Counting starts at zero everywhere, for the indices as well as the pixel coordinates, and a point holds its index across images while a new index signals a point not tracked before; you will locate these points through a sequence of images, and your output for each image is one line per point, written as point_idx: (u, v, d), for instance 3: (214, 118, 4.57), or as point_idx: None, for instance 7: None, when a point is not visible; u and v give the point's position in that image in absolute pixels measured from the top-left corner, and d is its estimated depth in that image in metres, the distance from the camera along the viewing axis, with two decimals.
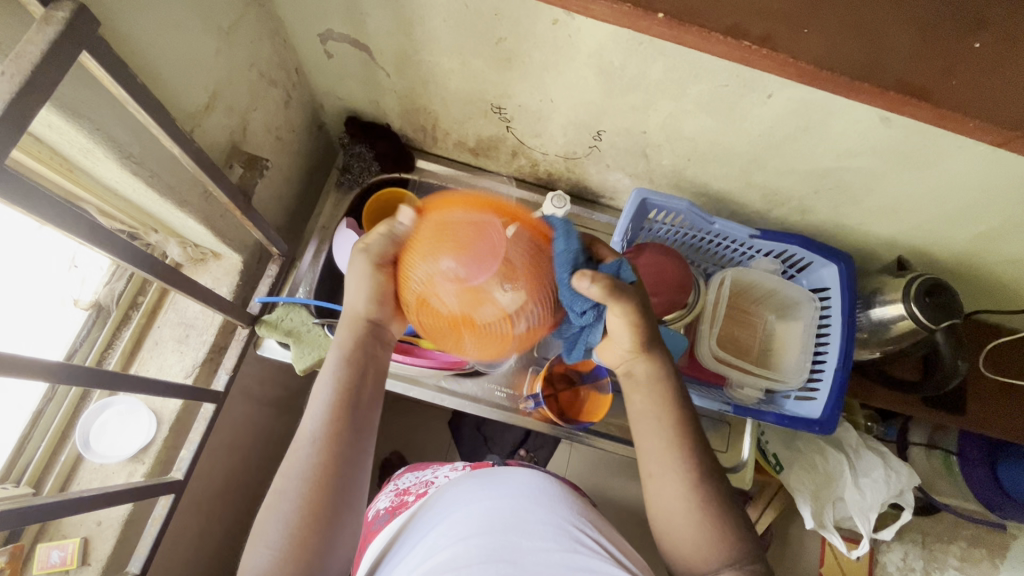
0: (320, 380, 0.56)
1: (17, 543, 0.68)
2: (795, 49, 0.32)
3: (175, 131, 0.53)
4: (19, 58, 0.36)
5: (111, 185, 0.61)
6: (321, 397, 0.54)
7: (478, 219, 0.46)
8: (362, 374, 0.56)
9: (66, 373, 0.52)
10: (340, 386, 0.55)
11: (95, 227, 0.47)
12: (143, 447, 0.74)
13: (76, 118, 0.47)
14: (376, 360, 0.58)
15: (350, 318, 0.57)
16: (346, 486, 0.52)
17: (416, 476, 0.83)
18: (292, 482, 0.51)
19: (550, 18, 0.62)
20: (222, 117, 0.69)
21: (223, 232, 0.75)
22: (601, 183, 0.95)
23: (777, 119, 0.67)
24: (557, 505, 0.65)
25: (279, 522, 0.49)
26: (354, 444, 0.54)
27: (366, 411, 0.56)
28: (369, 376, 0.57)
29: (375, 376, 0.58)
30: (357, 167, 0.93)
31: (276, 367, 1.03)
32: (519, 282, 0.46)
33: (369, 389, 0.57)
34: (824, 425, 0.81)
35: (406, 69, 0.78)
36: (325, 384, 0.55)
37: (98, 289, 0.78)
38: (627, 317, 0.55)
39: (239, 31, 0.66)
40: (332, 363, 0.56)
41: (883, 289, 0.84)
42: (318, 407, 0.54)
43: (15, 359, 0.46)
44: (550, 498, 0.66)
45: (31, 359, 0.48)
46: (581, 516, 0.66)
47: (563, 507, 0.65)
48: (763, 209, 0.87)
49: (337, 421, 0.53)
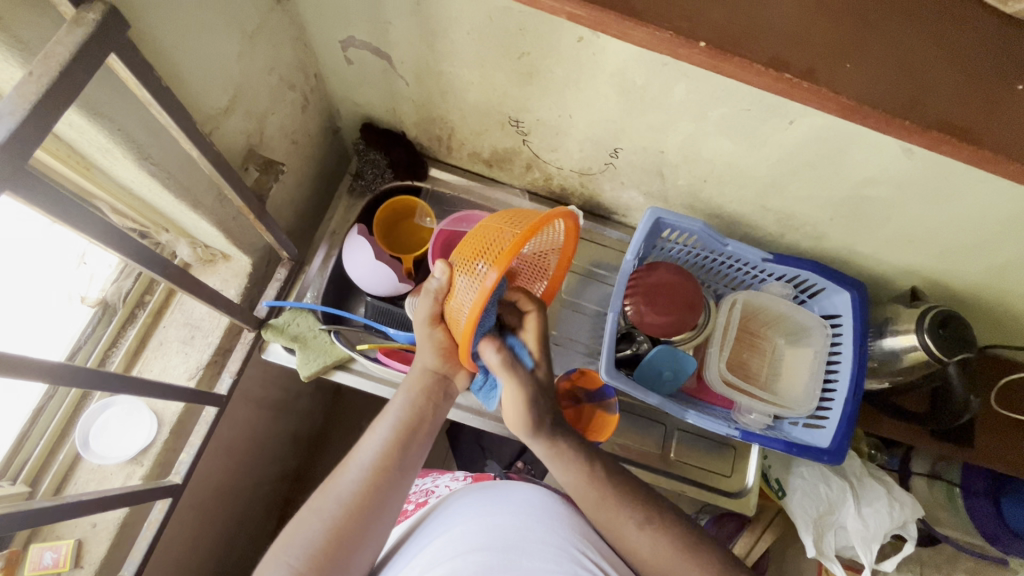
0: (391, 405, 0.64)
1: (10, 548, 0.67)
2: (836, 84, 0.32)
3: (195, 133, 0.53)
4: (48, 58, 0.36)
5: (127, 184, 0.60)
6: (382, 432, 0.61)
7: (472, 241, 0.63)
8: (420, 422, 0.63)
9: (68, 375, 0.51)
10: (400, 427, 0.61)
11: (110, 228, 0.47)
12: (143, 449, 0.73)
13: (98, 118, 0.47)
14: (435, 414, 0.65)
15: (418, 369, 0.66)
16: (376, 520, 0.56)
17: (416, 484, 0.82)
18: (329, 503, 0.55)
19: (575, 35, 0.62)
20: (241, 120, 0.68)
21: (235, 235, 0.75)
22: (614, 200, 0.95)
23: (799, 145, 0.66)
24: (558, 523, 0.64)
25: (304, 540, 0.53)
26: (399, 481, 0.59)
27: (413, 453, 0.61)
28: (426, 429, 0.63)
29: (431, 427, 0.64)
30: (370, 173, 0.93)
31: (278, 370, 1.02)
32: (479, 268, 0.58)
33: (424, 435, 0.63)
34: (834, 455, 0.80)
35: (425, 78, 0.78)
36: (386, 423, 0.62)
37: (106, 287, 0.76)
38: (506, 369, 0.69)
39: (261, 36, 0.66)
40: (398, 407, 0.63)
41: (896, 318, 0.84)
42: (383, 429, 0.61)
43: (19, 358, 0.45)
44: (554, 517, 0.65)
45: (35, 361, 0.47)
46: (585, 537, 0.64)
47: (563, 525, 0.64)
48: (776, 233, 0.87)
49: (393, 446, 0.60)
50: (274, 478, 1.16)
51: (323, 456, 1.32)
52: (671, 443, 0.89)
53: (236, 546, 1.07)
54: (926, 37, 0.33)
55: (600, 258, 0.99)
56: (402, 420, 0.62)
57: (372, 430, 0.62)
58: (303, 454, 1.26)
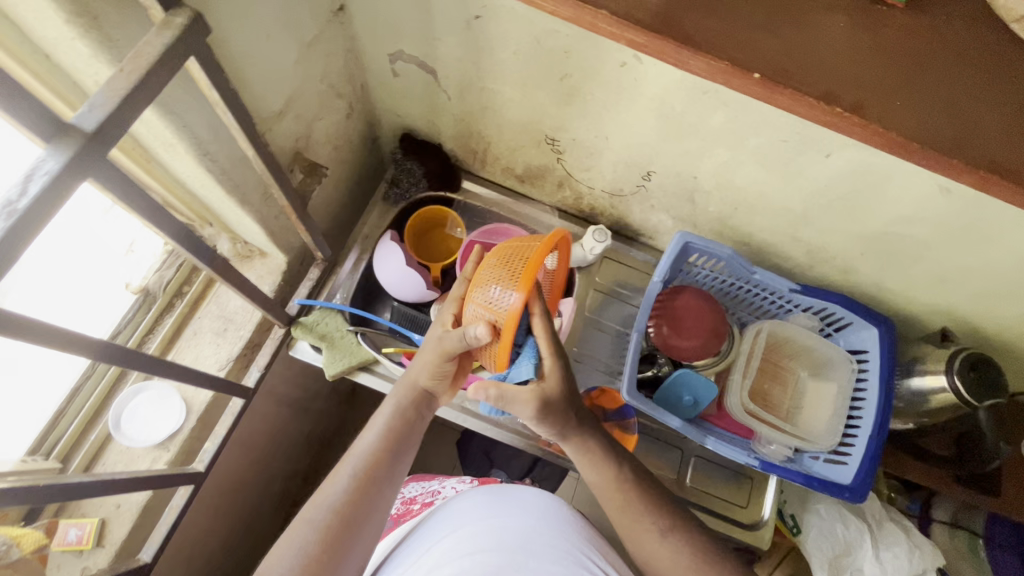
0: (377, 413, 0.65)
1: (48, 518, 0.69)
2: (885, 119, 0.33)
3: (253, 133, 0.55)
4: (138, 57, 0.38)
5: (181, 178, 0.63)
6: (368, 441, 0.63)
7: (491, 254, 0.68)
8: (406, 437, 0.64)
9: (105, 354, 0.53)
10: (387, 438, 0.63)
11: (168, 217, 0.49)
12: (171, 435, 0.74)
13: (167, 114, 0.49)
14: (420, 426, 0.66)
15: (409, 382, 0.66)
16: (362, 526, 0.59)
17: (422, 486, 0.82)
18: (321, 510, 0.58)
19: (619, 60, 0.64)
20: (292, 124, 0.71)
21: (275, 232, 0.77)
22: (643, 222, 0.96)
23: (835, 179, 0.67)
24: (565, 525, 0.67)
25: (297, 548, 0.55)
26: (386, 488, 0.62)
27: (398, 462, 0.64)
28: (412, 439, 0.65)
29: (414, 437, 0.66)
30: (406, 183, 0.95)
31: (301, 368, 1.04)
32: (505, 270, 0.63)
33: (409, 445, 0.65)
34: (855, 493, 0.79)
35: (468, 93, 0.81)
36: (372, 434, 0.64)
37: (149, 274, 0.78)
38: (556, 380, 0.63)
39: (317, 46, 0.69)
40: (383, 416, 0.65)
41: (925, 358, 0.83)
42: (371, 437, 0.64)
43: (64, 332, 0.47)
44: (562, 520, 0.67)
45: (77, 336, 0.49)
46: (591, 543, 0.66)
47: (570, 528, 0.66)
48: (805, 264, 0.87)
49: (379, 455, 0.62)
50: (285, 476, 1.17)
51: (333, 458, 1.32)
52: (687, 469, 0.89)
53: (244, 540, 1.08)
54: (980, 79, 0.34)
55: (624, 278, 1.00)
56: (385, 430, 0.64)
57: (360, 438, 0.64)
58: (315, 455, 1.27)
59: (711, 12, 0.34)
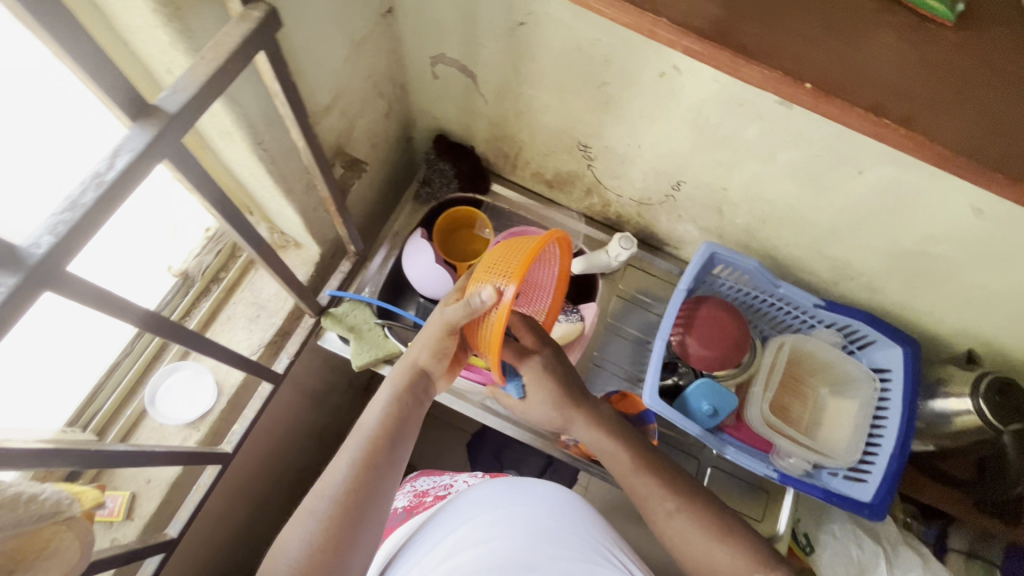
0: (375, 400, 0.67)
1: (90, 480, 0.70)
2: (932, 131, 0.34)
3: (305, 124, 0.57)
4: (218, 46, 0.41)
5: (231, 167, 0.65)
6: (364, 429, 0.65)
7: (492, 253, 0.70)
8: (401, 422, 0.66)
9: (150, 324, 0.51)
10: (383, 423, 0.65)
11: (222, 199, 0.52)
12: (201, 416, 0.77)
13: (230, 103, 0.52)
14: (415, 411, 0.68)
15: (408, 363, 0.69)
16: (367, 513, 0.59)
17: (434, 480, 0.83)
18: (323, 500, 0.58)
19: (658, 70, 0.65)
20: (336, 119, 0.74)
21: (312, 224, 0.80)
22: (668, 232, 0.97)
23: (866, 195, 0.68)
24: (577, 514, 0.69)
25: (300, 539, 0.56)
26: (383, 476, 0.62)
27: (394, 449, 0.64)
28: (408, 424, 0.66)
29: (412, 422, 0.67)
30: (437, 182, 0.98)
31: (325, 360, 1.06)
32: (502, 268, 0.64)
33: (405, 432, 0.66)
34: (875, 510, 0.79)
35: (505, 98, 0.83)
36: (369, 421, 0.65)
37: (189, 259, 0.81)
38: (544, 383, 0.68)
39: (365, 46, 0.72)
40: (382, 401, 0.67)
41: (949, 380, 0.83)
42: (367, 427, 0.65)
43: (118, 299, 0.45)
44: (574, 509, 0.69)
45: (125, 301, 0.46)
46: (605, 532, 0.68)
47: (584, 518, 0.69)
48: (830, 280, 0.87)
49: (376, 441, 0.64)
50: (301, 467, 1.18)
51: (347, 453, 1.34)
52: (704, 479, 0.89)
53: (257, 527, 1.10)
54: None
55: (646, 286, 1.01)
56: (384, 416, 0.65)
57: (356, 428, 0.66)
58: (330, 448, 1.28)
59: (768, 24, 0.35)
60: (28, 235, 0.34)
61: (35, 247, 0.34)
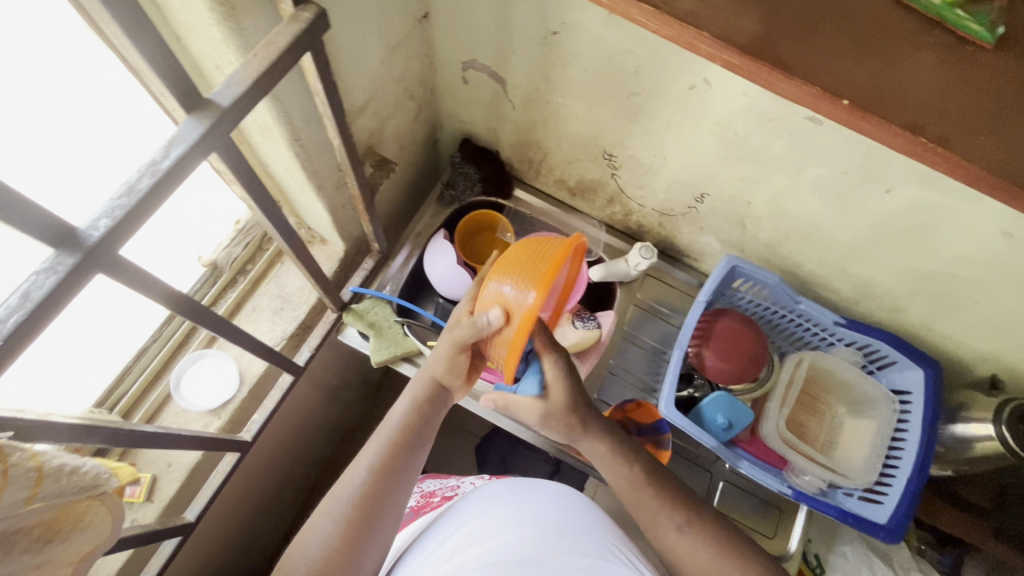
0: (396, 405, 0.68)
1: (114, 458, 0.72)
2: (967, 153, 0.34)
3: (342, 123, 0.59)
4: (270, 44, 0.42)
5: (266, 162, 0.67)
6: (383, 437, 0.65)
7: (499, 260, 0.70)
8: (418, 433, 0.66)
9: (181, 304, 0.51)
10: (401, 431, 0.65)
11: (260, 192, 0.53)
12: (223, 403, 0.78)
13: (273, 100, 0.54)
14: (432, 422, 0.68)
15: (426, 376, 0.69)
16: (382, 517, 0.61)
17: (440, 482, 0.83)
18: (340, 503, 0.60)
19: (688, 83, 0.66)
20: (369, 120, 0.76)
21: (340, 221, 0.81)
22: (689, 243, 0.97)
23: (893, 215, 0.67)
24: (585, 512, 0.70)
25: (318, 541, 0.57)
26: (400, 483, 0.63)
27: (411, 457, 0.65)
28: (424, 435, 0.67)
29: (429, 431, 0.67)
30: (462, 184, 0.98)
31: (343, 356, 1.07)
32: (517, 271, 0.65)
33: (421, 441, 0.66)
34: (890, 533, 0.78)
35: (533, 105, 0.84)
36: (387, 430, 0.66)
37: (218, 250, 0.82)
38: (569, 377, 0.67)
39: (400, 49, 0.74)
40: (401, 410, 0.67)
41: (971, 405, 0.83)
42: (386, 433, 0.65)
43: (147, 275, 0.45)
44: (581, 507, 0.70)
45: (154, 278, 0.46)
46: (614, 534, 0.69)
47: (591, 517, 0.69)
48: (852, 299, 0.87)
49: (394, 448, 0.64)
50: (312, 461, 1.19)
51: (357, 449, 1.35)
52: (715, 493, 0.89)
53: (267, 518, 1.11)
54: None
55: (664, 297, 1.01)
56: (401, 424, 0.66)
57: (376, 434, 0.66)
58: (341, 444, 1.29)
59: (806, 39, 0.36)
60: (89, 218, 0.38)
61: (93, 230, 0.37)
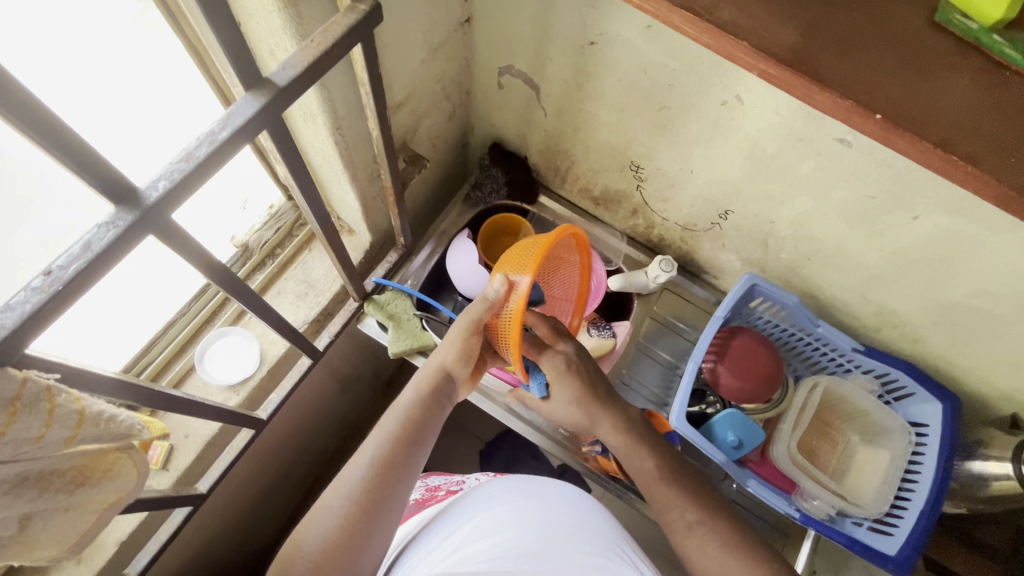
0: (401, 397, 0.69)
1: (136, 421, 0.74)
2: (999, 173, 0.34)
3: (383, 115, 0.61)
4: (326, 32, 0.45)
5: (306, 149, 0.70)
6: (387, 429, 0.66)
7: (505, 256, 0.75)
8: (423, 425, 0.67)
9: (220, 276, 0.54)
10: (406, 423, 0.66)
11: (301, 173, 0.56)
12: (243, 380, 0.81)
13: (321, 89, 0.56)
14: (437, 414, 0.69)
15: (435, 365, 0.70)
16: (386, 512, 0.61)
17: (445, 478, 0.84)
18: (342, 497, 0.61)
19: (719, 99, 0.67)
20: (405, 116, 0.78)
21: (369, 213, 0.84)
22: (710, 259, 0.97)
23: (919, 242, 0.67)
24: (589, 509, 0.71)
25: (320, 533, 0.58)
26: (400, 476, 0.63)
27: (410, 453, 0.65)
28: (429, 428, 0.68)
29: (432, 427, 0.68)
30: (489, 187, 1.00)
31: (360, 348, 1.09)
32: (517, 261, 0.69)
33: (424, 435, 0.67)
34: (899, 565, 0.77)
35: (565, 112, 0.86)
36: (391, 422, 0.67)
37: (251, 231, 0.84)
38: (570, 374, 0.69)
39: (441, 50, 0.76)
40: (406, 403, 0.68)
41: (990, 442, 0.80)
42: (389, 426, 0.66)
43: (196, 243, 0.48)
44: (584, 504, 0.71)
45: (198, 245, 0.48)
46: (619, 532, 0.70)
47: (596, 517, 0.70)
48: (872, 326, 0.86)
49: (397, 442, 0.65)
50: (321, 449, 1.21)
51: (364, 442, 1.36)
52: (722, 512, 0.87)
53: (272, 501, 1.13)
54: None
55: (681, 312, 1.01)
56: (406, 415, 0.67)
57: (379, 427, 0.67)
58: (349, 436, 1.31)
59: (844, 55, 0.37)
60: (149, 180, 0.41)
61: (153, 191, 0.41)
